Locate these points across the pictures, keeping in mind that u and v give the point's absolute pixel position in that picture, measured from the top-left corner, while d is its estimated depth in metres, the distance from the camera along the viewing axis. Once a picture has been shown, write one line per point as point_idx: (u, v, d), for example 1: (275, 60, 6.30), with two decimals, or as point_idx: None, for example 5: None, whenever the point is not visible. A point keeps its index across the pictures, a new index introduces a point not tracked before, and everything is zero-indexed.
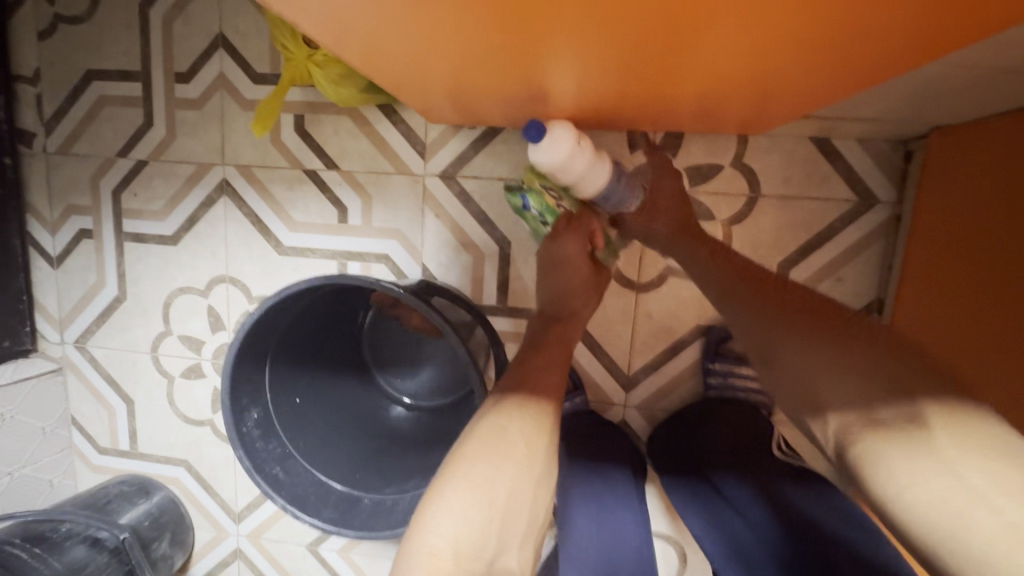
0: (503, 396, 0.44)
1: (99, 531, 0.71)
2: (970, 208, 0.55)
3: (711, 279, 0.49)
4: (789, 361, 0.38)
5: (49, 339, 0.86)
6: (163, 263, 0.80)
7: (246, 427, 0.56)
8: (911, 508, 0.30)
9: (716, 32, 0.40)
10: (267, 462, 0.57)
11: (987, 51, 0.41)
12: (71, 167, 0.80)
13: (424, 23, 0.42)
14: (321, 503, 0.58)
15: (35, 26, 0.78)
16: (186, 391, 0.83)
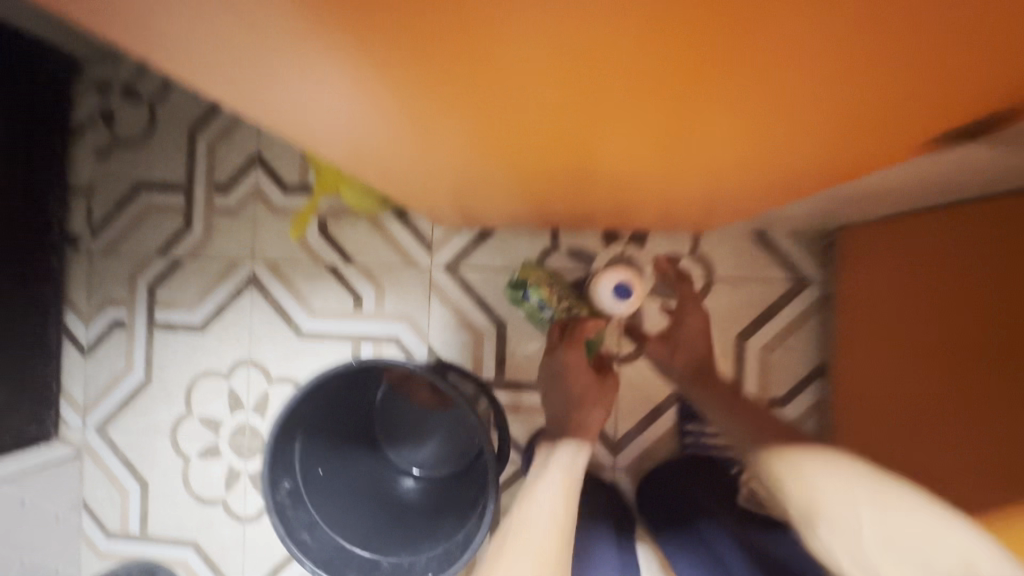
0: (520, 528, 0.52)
1: None
2: (891, 296, 0.67)
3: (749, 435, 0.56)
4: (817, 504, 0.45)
5: (71, 425, 0.91)
6: (190, 350, 0.88)
7: (279, 497, 0.63)
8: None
9: (654, 166, 0.53)
10: (297, 529, 0.63)
11: (856, 189, 0.55)
12: (113, 266, 0.90)
13: (431, 157, 0.55)
14: (344, 564, 0.64)
15: (95, 148, 0.91)
16: (202, 471, 0.88)
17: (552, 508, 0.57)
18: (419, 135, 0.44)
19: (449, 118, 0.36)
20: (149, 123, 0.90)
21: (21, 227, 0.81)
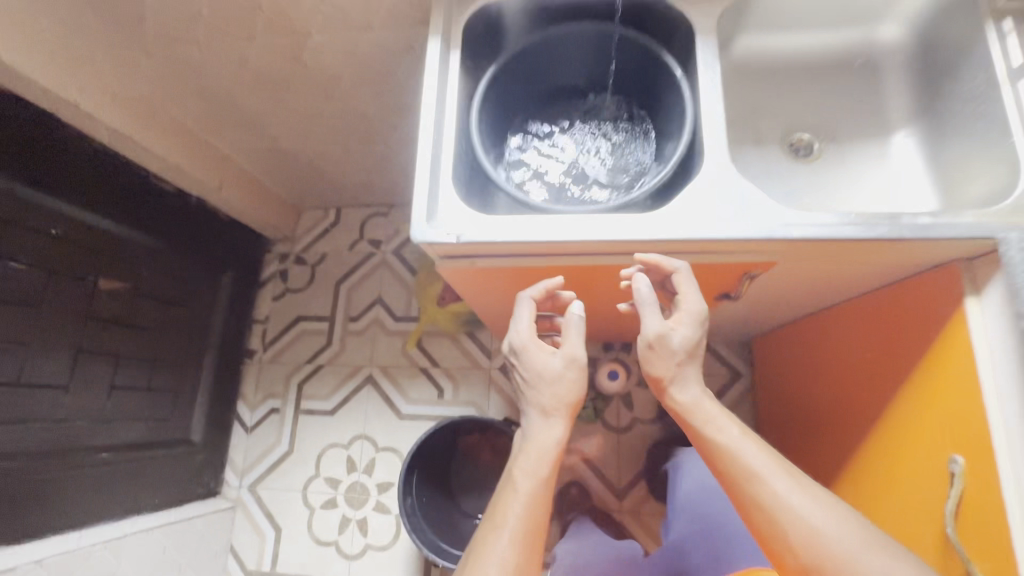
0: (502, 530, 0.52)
1: None
2: (787, 376, 0.92)
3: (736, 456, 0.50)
4: (772, 509, 0.48)
5: (230, 484, 1.26)
6: (321, 429, 1.28)
7: (408, 505, 0.98)
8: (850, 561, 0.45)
9: (612, 320, 0.94)
10: (418, 528, 0.98)
11: (736, 328, 0.98)
12: (275, 369, 1.34)
13: (492, 317, 0.98)
14: (447, 555, 0.97)
15: (273, 292, 1.41)
16: (322, 518, 1.21)
17: (529, 510, 0.53)
18: (497, 310, 0.88)
19: (491, 289, 0.73)
20: (309, 278, 1.41)
21: (230, 344, 1.29)
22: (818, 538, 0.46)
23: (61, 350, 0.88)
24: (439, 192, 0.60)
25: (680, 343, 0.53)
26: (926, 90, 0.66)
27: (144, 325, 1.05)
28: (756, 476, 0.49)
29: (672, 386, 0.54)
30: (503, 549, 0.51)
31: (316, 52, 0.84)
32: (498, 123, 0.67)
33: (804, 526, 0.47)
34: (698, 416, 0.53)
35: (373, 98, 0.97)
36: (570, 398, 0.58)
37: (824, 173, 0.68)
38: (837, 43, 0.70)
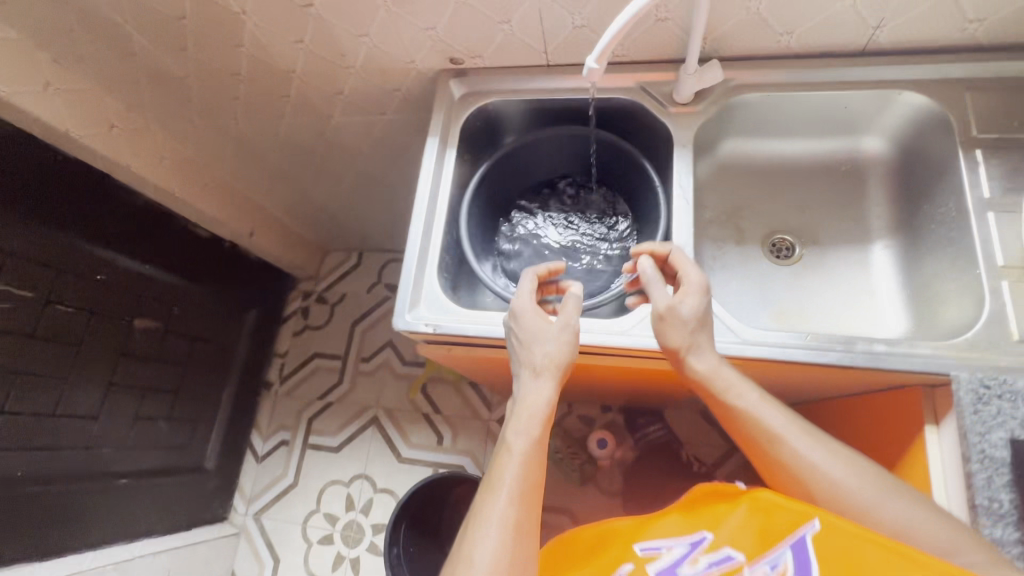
0: (506, 482, 0.52)
1: None
2: None
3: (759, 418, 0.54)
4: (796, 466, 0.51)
5: (237, 510, 1.33)
6: (325, 465, 1.33)
7: (394, 552, 1.00)
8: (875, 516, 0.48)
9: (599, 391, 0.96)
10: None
11: None
12: (289, 402, 1.42)
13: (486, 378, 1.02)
14: None
15: (294, 328, 1.49)
16: (318, 553, 1.26)
17: (526, 471, 0.52)
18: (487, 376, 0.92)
19: (475, 363, 0.78)
20: (327, 316, 1.49)
21: (249, 376, 1.38)
22: (837, 489, 0.50)
23: (93, 384, 0.97)
24: (422, 282, 0.64)
25: (691, 313, 0.55)
26: (907, 204, 0.67)
27: (171, 359, 1.14)
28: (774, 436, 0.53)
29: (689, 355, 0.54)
30: (505, 512, 0.50)
31: (338, 128, 0.92)
32: (486, 222, 0.73)
33: (827, 482, 0.50)
34: (720, 380, 0.54)
35: (390, 165, 1.04)
36: (562, 361, 0.57)
37: (802, 280, 0.69)
38: (822, 149, 0.72)
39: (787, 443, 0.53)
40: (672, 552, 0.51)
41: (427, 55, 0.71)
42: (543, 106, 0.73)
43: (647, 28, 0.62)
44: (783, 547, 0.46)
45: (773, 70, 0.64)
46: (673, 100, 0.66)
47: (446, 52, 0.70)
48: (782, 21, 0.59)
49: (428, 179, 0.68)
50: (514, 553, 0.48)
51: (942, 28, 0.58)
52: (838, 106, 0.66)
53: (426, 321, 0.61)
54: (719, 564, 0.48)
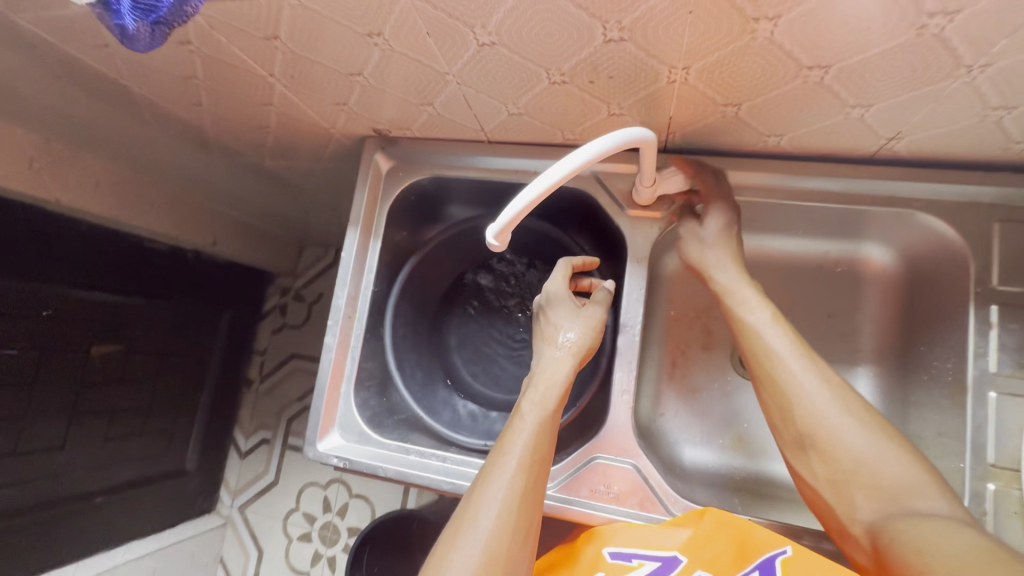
0: (515, 440, 0.54)
1: None
2: None
3: (758, 334, 0.57)
4: (786, 389, 0.54)
5: (222, 502, 1.40)
6: (304, 466, 1.37)
7: None
8: (851, 458, 0.50)
9: None
10: None
11: None
12: (270, 402, 1.43)
13: None
14: None
15: (272, 325, 1.47)
16: (298, 548, 1.33)
17: (536, 440, 0.54)
18: None
19: None
20: (306, 315, 1.46)
21: (230, 377, 1.39)
22: (816, 412, 0.52)
23: (56, 415, 0.98)
24: (336, 406, 0.63)
25: (710, 233, 0.61)
26: (904, 330, 0.65)
27: (142, 377, 1.14)
28: (773, 354, 0.56)
29: (708, 270, 0.60)
30: (510, 477, 0.51)
31: (274, 166, 0.83)
32: (416, 325, 0.72)
33: (808, 403, 0.53)
34: (735, 297, 0.58)
35: (344, 192, 0.95)
36: (586, 344, 0.61)
37: (736, 399, 0.69)
38: (817, 249, 0.68)
39: (784, 362, 0.55)
40: (642, 565, 0.50)
41: (348, 124, 0.61)
42: (480, 186, 0.66)
43: (600, 120, 0.53)
44: (754, 567, 0.45)
45: (765, 172, 0.61)
46: (631, 202, 0.64)
47: (369, 123, 0.60)
48: (770, 127, 0.53)
49: (346, 284, 0.64)
50: (518, 514, 0.49)
51: (980, 147, 0.52)
52: (837, 214, 0.62)
53: (336, 454, 0.61)
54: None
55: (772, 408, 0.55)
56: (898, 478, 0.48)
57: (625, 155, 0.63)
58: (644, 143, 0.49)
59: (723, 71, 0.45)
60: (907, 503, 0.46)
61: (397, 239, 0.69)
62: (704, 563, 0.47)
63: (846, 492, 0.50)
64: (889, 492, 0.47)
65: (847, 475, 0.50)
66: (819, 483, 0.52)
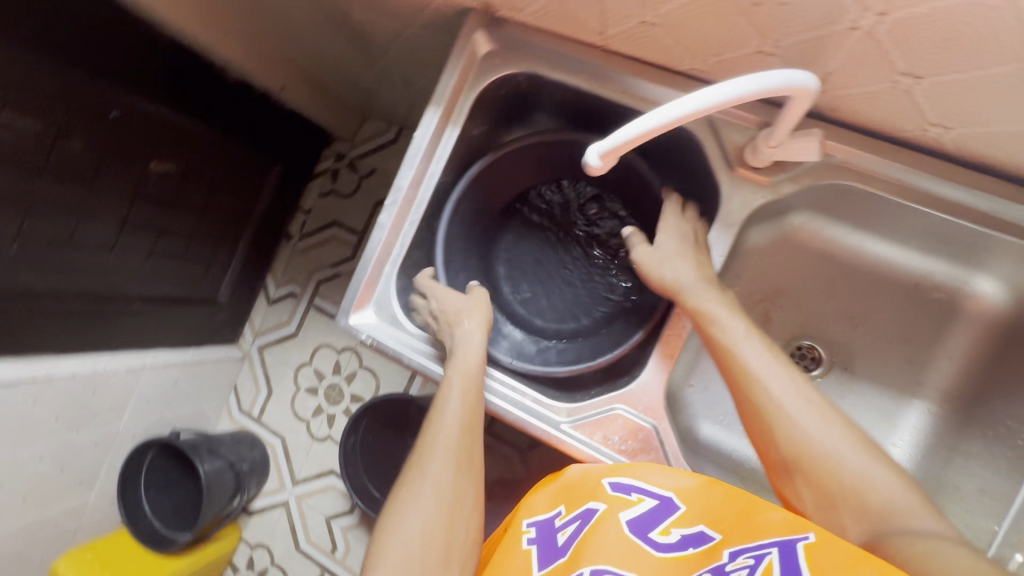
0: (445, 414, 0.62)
1: (237, 462, 1.31)
2: None
3: (738, 358, 0.58)
4: (771, 415, 0.56)
5: (245, 339, 1.49)
6: (324, 328, 1.44)
7: (351, 440, 1.14)
8: (834, 476, 0.52)
9: None
10: (351, 452, 1.14)
11: None
12: (304, 261, 1.47)
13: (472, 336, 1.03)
14: (366, 493, 1.15)
15: (321, 189, 1.48)
16: (304, 399, 1.43)
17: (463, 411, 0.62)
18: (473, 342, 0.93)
19: None
20: (355, 187, 1.46)
21: (271, 226, 1.42)
22: (800, 432, 0.54)
23: (107, 219, 1.00)
24: (376, 284, 0.67)
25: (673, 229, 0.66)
26: (991, 363, 0.73)
27: (190, 204, 1.16)
28: (752, 375, 0.58)
29: (684, 290, 0.62)
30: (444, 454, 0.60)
31: (361, 22, 0.77)
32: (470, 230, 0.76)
33: (793, 427, 0.54)
34: (707, 314, 0.61)
35: (424, 66, 0.89)
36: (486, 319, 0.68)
37: None
38: (926, 268, 0.74)
39: (764, 384, 0.57)
40: (642, 499, 0.53)
41: None
42: (576, 93, 0.63)
43: (742, 55, 0.53)
44: (772, 544, 0.44)
45: (873, 155, 0.61)
46: (743, 159, 0.62)
47: None
48: (935, 110, 0.54)
49: (412, 166, 0.63)
50: (452, 483, 0.58)
51: None
52: (961, 236, 0.64)
53: (366, 329, 0.66)
54: (694, 542, 0.48)
55: (757, 437, 0.57)
56: (885, 495, 0.50)
57: (750, 104, 0.62)
58: (797, 91, 0.49)
59: (920, 31, 0.46)
60: (900, 523, 0.48)
61: (474, 133, 0.68)
62: (705, 517, 0.50)
63: (836, 516, 0.51)
64: (879, 512, 0.49)
65: (836, 498, 0.51)
66: (808, 506, 0.53)
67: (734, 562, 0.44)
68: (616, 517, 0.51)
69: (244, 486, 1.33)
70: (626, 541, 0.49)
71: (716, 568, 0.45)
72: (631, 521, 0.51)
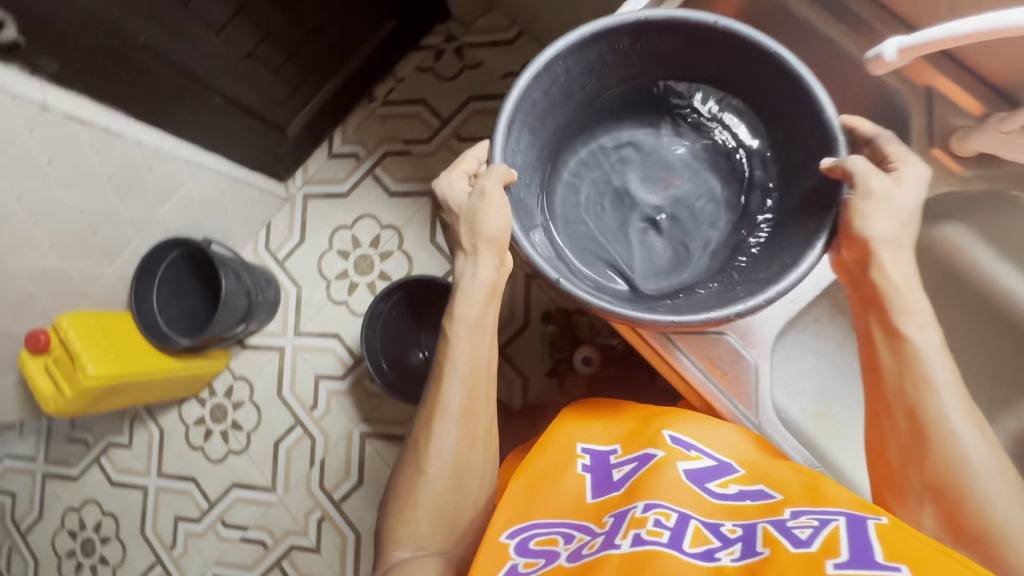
0: (449, 399, 0.73)
1: (256, 295, 1.32)
2: None
3: (925, 372, 0.62)
4: (942, 434, 0.61)
5: (294, 182, 1.47)
6: (376, 198, 1.42)
7: (379, 305, 1.15)
8: (979, 507, 0.59)
9: None
10: (374, 314, 1.15)
11: None
12: (378, 127, 1.44)
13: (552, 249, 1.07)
14: (376, 360, 1.16)
15: (420, 63, 1.43)
16: (332, 259, 1.43)
17: (467, 392, 0.73)
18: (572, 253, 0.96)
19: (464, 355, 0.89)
20: (457, 73, 1.41)
21: (360, 80, 1.38)
22: (961, 460, 0.60)
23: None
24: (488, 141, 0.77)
25: (903, 195, 0.64)
26: None
27: (303, 21, 1.12)
28: (937, 391, 0.62)
29: (885, 264, 0.63)
30: (452, 436, 0.72)
31: None
32: (550, 108, 0.76)
33: (957, 452, 0.60)
34: (905, 312, 0.64)
35: None
36: (483, 222, 0.70)
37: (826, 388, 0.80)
38: None
39: (943, 405, 0.62)
40: (698, 457, 0.66)
41: None
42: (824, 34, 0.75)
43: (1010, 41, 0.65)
44: (844, 515, 0.55)
45: None
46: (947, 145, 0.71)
47: None
48: None
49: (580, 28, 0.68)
50: (457, 460, 0.72)
51: None
52: None
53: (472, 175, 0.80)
54: (752, 495, 0.62)
55: (912, 445, 0.63)
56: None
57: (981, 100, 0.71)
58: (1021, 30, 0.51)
59: None
60: None
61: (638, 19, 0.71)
62: (763, 479, 0.64)
63: (960, 539, 0.59)
64: (1012, 553, 0.56)
65: (968, 526, 0.59)
66: (935, 521, 0.61)
67: (798, 521, 0.56)
68: (677, 465, 0.64)
69: (253, 315, 1.33)
70: (687, 485, 0.63)
71: (777, 522, 0.57)
72: (688, 470, 0.65)
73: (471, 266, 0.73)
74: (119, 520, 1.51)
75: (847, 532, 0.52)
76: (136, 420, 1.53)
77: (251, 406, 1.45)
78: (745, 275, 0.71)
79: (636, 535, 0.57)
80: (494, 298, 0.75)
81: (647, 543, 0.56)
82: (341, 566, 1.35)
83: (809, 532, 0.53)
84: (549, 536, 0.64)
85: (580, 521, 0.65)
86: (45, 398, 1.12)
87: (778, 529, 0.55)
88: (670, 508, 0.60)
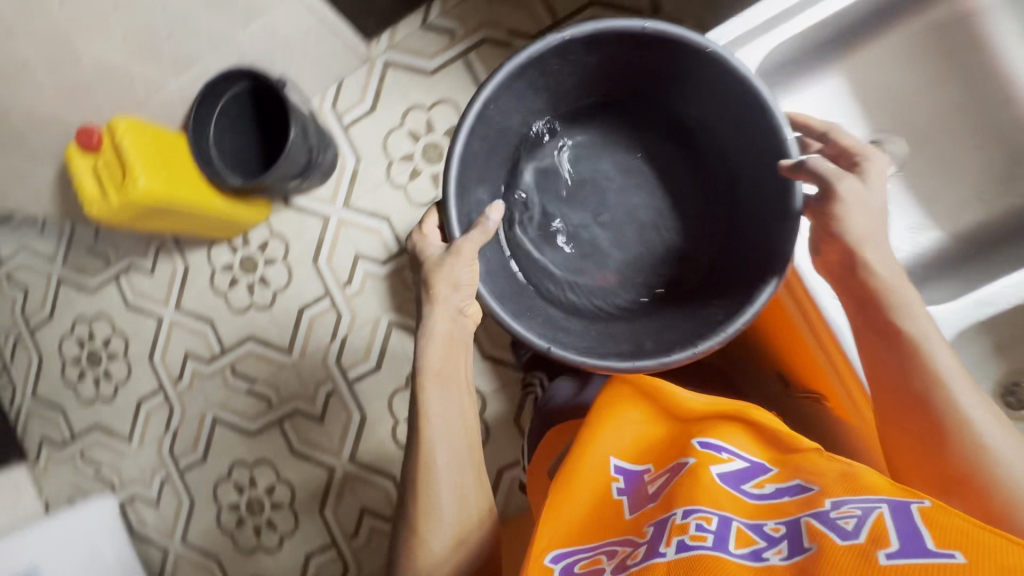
0: (430, 454, 0.73)
1: (319, 156, 1.25)
2: None
3: (922, 362, 0.68)
4: (948, 411, 0.66)
5: (377, 44, 1.34)
6: (462, 86, 1.31)
7: None
8: (1000, 470, 0.62)
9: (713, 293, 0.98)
10: None
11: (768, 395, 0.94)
12: (483, 7, 1.30)
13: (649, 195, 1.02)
14: None
15: None
16: (400, 139, 1.34)
17: (445, 439, 0.75)
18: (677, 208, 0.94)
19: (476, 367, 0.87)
20: None
21: None
22: (974, 432, 0.64)
23: None
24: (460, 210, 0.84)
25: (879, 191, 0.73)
26: None
27: None
28: (941, 379, 0.67)
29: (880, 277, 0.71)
30: (439, 488, 0.73)
31: None
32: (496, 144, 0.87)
33: (965, 424, 0.65)
34: (903, 310, 0.70)
35: None
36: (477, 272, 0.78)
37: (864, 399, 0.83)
38: None
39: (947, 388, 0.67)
40: (730, 459, 0.64)
41: None
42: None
43: None
44: (887, 502, 0.51)
45: None
46: None
47: None
48: None
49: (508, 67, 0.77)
50: (452, 509, 0.73)
51: None
52: None
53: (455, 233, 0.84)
54: (790, 490, 0.58)
55: (923, 431, 0.66)
56: None
57: None
58: None
59: None
60: None
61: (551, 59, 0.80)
62: (797, 472, 0.60)
63: (997, 504, 0.61)
64: None
65: (997, 492, 0.61)
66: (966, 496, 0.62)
67: (841, 511, 0.51)
68: (710, 469, 0.61)
69: (310, 175, 1.27)
70: (723, 491, 0.60)
71: (820, 513, 0.52)
72: (722, 475, 0.62)
73: (426, 323, 0.77)
74: (130, 341, 1.51)
75: (893, 519, 0.48)
76: (162, 250, 1.49)
77: (283, 266, 1.41)
78: (725, 290, 0.82)
79: (679, 542, 0.52)
80: (454, 347, 0.79)
81: (691, 550, 0.51)
82: (341, 439, 1.38)
83: (852, 522, 0.49)
84: (593, 559, 0.59)
85: (625, 537, 0.61)
86: (89, 201, 1.06)
87: (819, 521, 0.51)
88: (710, 512, 0.55)
